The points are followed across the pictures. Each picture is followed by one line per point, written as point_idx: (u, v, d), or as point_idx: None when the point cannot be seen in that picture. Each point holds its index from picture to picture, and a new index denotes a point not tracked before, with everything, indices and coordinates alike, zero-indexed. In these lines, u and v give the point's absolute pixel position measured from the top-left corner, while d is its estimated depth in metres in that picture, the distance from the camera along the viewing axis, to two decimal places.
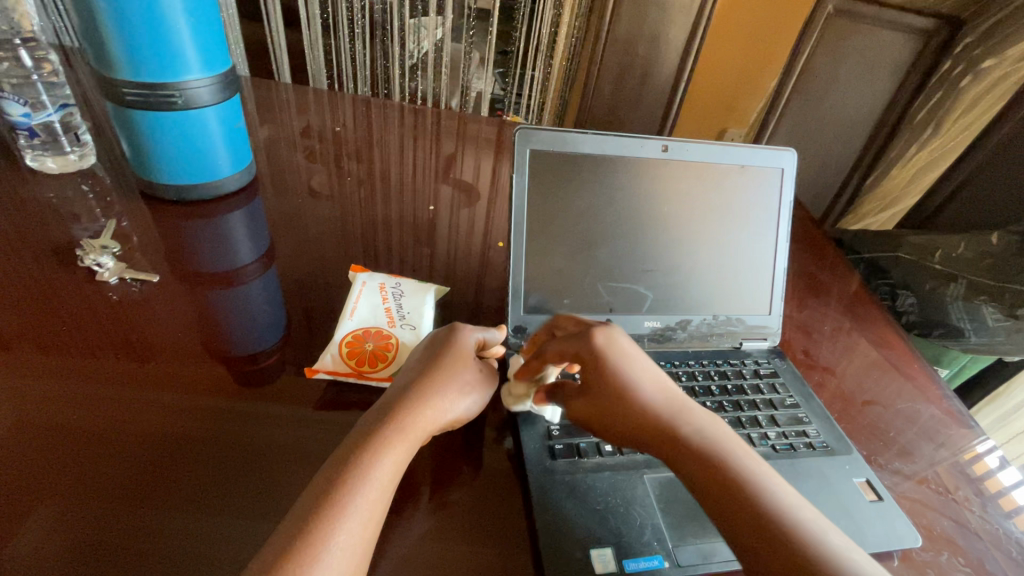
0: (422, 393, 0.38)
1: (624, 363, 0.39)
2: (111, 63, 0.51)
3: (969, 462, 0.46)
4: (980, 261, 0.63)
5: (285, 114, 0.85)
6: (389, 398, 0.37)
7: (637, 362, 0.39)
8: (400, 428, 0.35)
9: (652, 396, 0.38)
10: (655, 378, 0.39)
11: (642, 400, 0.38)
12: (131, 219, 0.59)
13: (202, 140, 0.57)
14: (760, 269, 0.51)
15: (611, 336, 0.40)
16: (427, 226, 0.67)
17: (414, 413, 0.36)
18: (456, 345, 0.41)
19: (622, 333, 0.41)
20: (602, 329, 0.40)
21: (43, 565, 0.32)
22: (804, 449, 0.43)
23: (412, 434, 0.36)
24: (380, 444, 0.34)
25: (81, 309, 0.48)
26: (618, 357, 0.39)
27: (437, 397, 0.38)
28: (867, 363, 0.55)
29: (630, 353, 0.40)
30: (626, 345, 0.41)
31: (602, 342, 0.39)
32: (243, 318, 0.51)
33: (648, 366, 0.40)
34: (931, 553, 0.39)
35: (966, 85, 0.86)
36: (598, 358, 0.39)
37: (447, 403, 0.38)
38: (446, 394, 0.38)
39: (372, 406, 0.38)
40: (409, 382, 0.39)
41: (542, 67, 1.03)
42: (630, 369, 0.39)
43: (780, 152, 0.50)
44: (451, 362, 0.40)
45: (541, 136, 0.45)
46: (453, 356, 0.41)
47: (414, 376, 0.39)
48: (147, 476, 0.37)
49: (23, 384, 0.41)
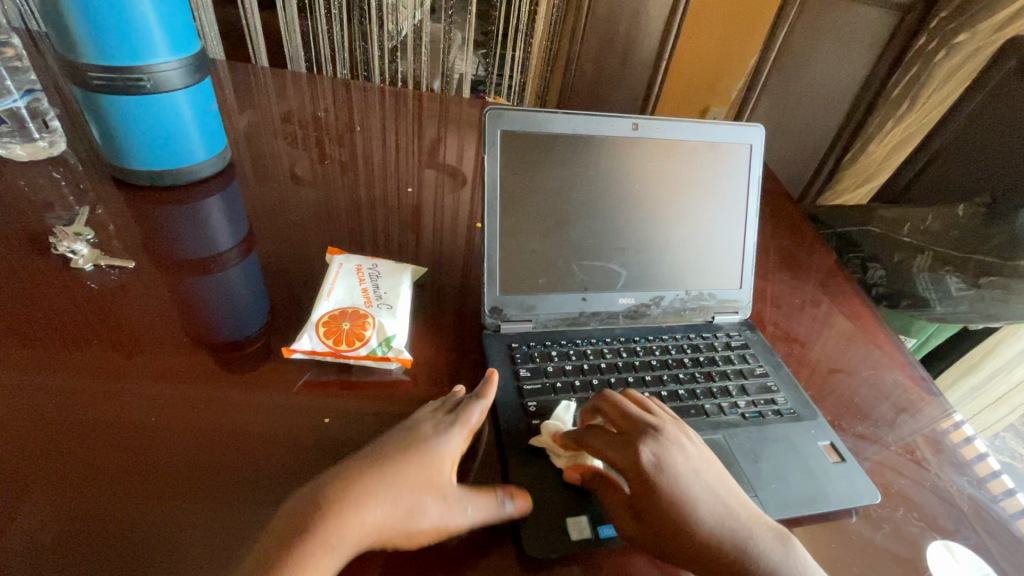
0: (389, 466, 0.33)
1: (678, 480, 0.35)
2: (75, 47, 0.50)
3: (948, 430, 0.48)
4: (947, 233, 0.65)
5: (265, 99, 0.84)
6: (349, 471, 0.33)
7: (688, 476, 0.36)
8: (358, 510, 0.31)
9: (711, 523, 0.34)
10: (713, 495, 0.35)
11: (699, 525, 0.34)
12: (104, 207, 0.59)
13: (173, 124, 0.56)
14: (732, 244, 0.52)
15: (661, 445, 0.36)
16: (409, 210, 0.67)
17: (375, 495, 0.32)
18: (443, 443, 0.35)
19: (675, 437, 0.37)
20: (649, 442, 0.36)
21: (34, 554, 0.33)
22: (772, 416, 0.45)
23: (372, 521, 0.31)
24: (328, 533, 0.30)
25: (60, 298, 0.48)
26: (670, 473, 0.35)
27: (398, 503, 0.32)
28: (837, 334, 0.57)
29: (683, 468, 0.36)
30: (681, 463, 0.36)
31: (649, 458, 0.36)
32: (222, 303, 0.51)
33: (704, 477, 0.36)
34: (887, 510, 0.41)
35: (940, 60, 0.84)
36: (651, 476, 0.35)
37: (424, 477, 0.33)
38: (408, 503, 0.32)
39: (312, 485, 0.32)
40: (380, 454, 0.34)
41: (521, 47, 1.01)
42: (684, 484, 0.35)
43: (748, 128, 0.51)
44: (431, 457, 0.34)
45: (511, 116, 0.45)
46: (433, 457, 0.34)
47: (383, 448, 0.35)
48: (130, 469, 0.37)
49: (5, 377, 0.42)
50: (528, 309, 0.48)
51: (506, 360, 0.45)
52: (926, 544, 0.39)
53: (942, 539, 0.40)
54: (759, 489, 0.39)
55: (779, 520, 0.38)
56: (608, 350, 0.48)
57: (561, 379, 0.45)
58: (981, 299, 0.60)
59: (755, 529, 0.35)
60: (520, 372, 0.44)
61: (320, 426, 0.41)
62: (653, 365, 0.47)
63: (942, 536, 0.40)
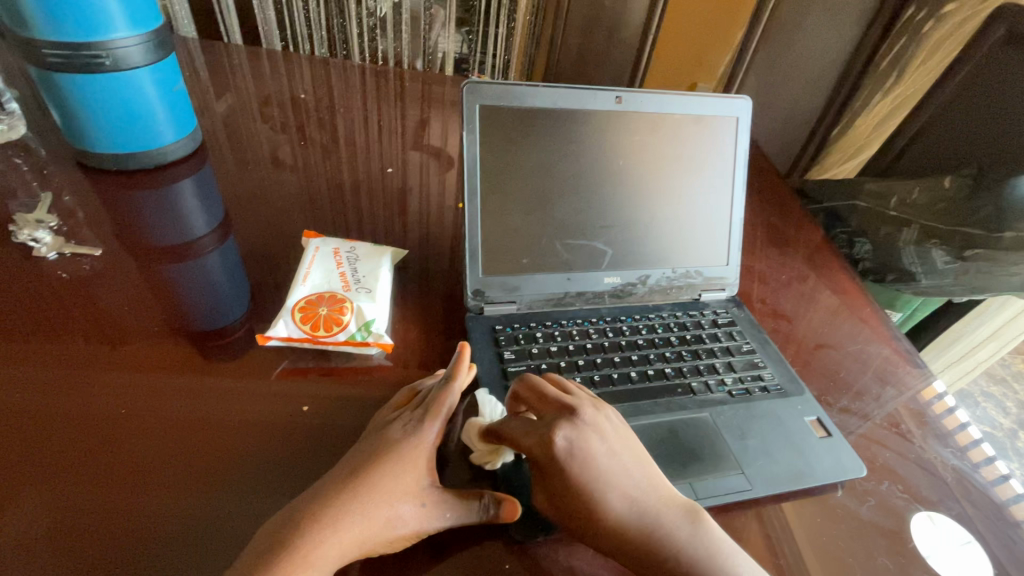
0: (364, 479, 0.32)
1: (591, 466, 0.32)
2: (27, 22, 0.47)
3: (930, 401, 0.48)
4: (933, 207, 0.63)
5: (239, 79, 0.81)
6: (320, 488, 0.32)
7: (606, 461, 0.33)
8: (336, 527, 0.30)
9: (622, 505, 0.32)
10: (627, 476, 0.33)
11: (605, 507, 0.32)
12: (70, 192, 0.56)
13: (138, 103, 0.54)
14: (718, 220, 0.52)
15: (577, 428, 0.33)
16: (393, 193, 0.66)
17: (351, 510, 0.31)
18: (408, 443, 0.34)
19: (591, 419, 0.34)
20: (563, 425, 0.33)
21: (17, 549, 0.32)
22: (759, 393, 0.44)
23: (355, 535, 0.30)
24: (306, 552, 0.29)
25: (27, 287, 0.47)
26: (581, 458, 0.32)
27: (373, 512, 0.31)
28: (824, 310, 0.57)
29: (598, 452, 0.33)
30: (598, 450, 0.33)
31: (564, 444, 0.32)
32: (197, 291, 0.50)
33: (620, 459, 0.33)
34: (872, 482, 0.41)
35: (928, 30, 0.76)
36: (560, 461, 0.32)
37: (401, 485, 0.32)
38: (382, 509, 0.31)
39: (284, 507, 0.31)
40: (351, 465, 0.33)
41: (505, 22, 0.95)
42: (601, 469, 0.32)
43: (735, 100, 0.50)
44: (397, 459, 0.33)
45: (490, 90, 0.43)
46: (400, 458, 0.33)
47: (353, 458, 0.33)
48: (113, 460, 0.36)
49: None
50: (512, 291, 0.47)
51: (490, 343, 0.45)
52: (910, 516, 0.39)
53: (926, 510, 0.40)
54: (746, 466, 0.39)
55: (765, 496, 0.38)
56: (594, 330, 0.47)
57: (547, 360, 0.44)
58: (966, 273, 0.60)
59: (665, 503, 0.33)
60: (504, 354, 0.44)
61: (301, 414, 0.40)
62: (640, 344, 0.47)
63: (926, 507, 0.40)
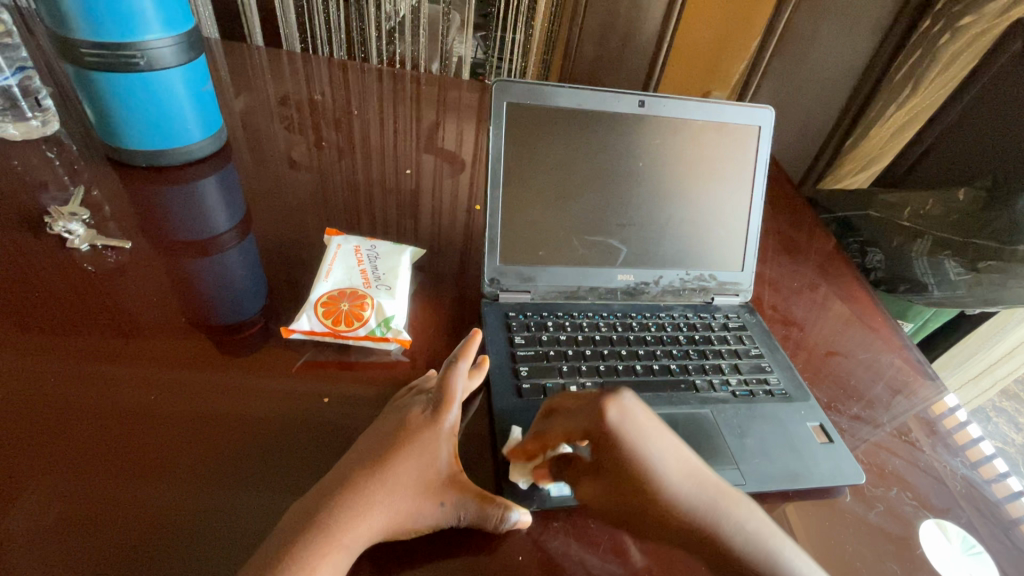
0: (384, 470, 0.33)
1: (641, 444, 0.31)
2: (68, 23, 0.49)
3: (942, 413, 0.48)
4: (947, 217, 0.63)
5: (261, 81, 0.83)
6: (346, 474, 0.33)
7: (656, 439, 0.32)
8: (358, 515, 0.31)
9: (684, 484, 0.31)
10: (677, 466, 0.32)
11: (660, 489, 0.31)
12: (99, 187, 0.58)
13: (168, 102, 0.55)
14: (736, 223, 0.52)
15: (625, 406, 0.32)
16: (408, 195, 0.67)
17: (374, 499, 0.32)
18: (426, 434, 0.35)
19: (640, 400, 0.33)
20: (612, 403, 0.32)
21: (46, 536, 0.33)
22: (763, 395, 0.45)
23: (375, 526, 0.31)
24: (336, 536, 0.30)
25: (59, 278, 0.48)
26: (634, 436, 0.31)
27: (396, 501, 0.32)
28: (834, 318, 0.57)
29: (649, 428, 0.32)
30: (647, 424, 0.32)
31: (615, 419, 0.32)
32: (220, 285, 0.51)
33: (669, 439, 0.32)
34: (881, 489, 0.41)
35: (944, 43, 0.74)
36: (609, 440, 0.32)
37: (423, 476, 0.33)
38: (402, 498, 0.32)
39: (309, 491, 0.32)
40: (375, 453, 0.34)
41: (522, 29, 0.95)
42: (648, 450, 0.32)
43: (758, 109, 0.51)
44: (418, 448, 0.34)
45: (518, 88, 0.44)
46: (422, 449, 0.34)
47: (376, 445, 0.34)
48: (143, 451, 0.37)
49: (14, 361, 0.42)
50: (526, 280, 0.48)
51: (502, 327, 0.46)
52: (919, 523, 0.40)
53: (934, 518, 0.40)
54: (742, 462, 0.40)
55: (758, 492, 0.38)
56: (604, 324, 0.48)
57: (555, 347, 0.45)
58: (979, 285, 0.60)
59: (719, 494, 0.32)
60: (514, 338, 0.45)
61: (319, 406, 0.42)
62: (648, 340, 0.48)
63: (935, 514, 0.40)
